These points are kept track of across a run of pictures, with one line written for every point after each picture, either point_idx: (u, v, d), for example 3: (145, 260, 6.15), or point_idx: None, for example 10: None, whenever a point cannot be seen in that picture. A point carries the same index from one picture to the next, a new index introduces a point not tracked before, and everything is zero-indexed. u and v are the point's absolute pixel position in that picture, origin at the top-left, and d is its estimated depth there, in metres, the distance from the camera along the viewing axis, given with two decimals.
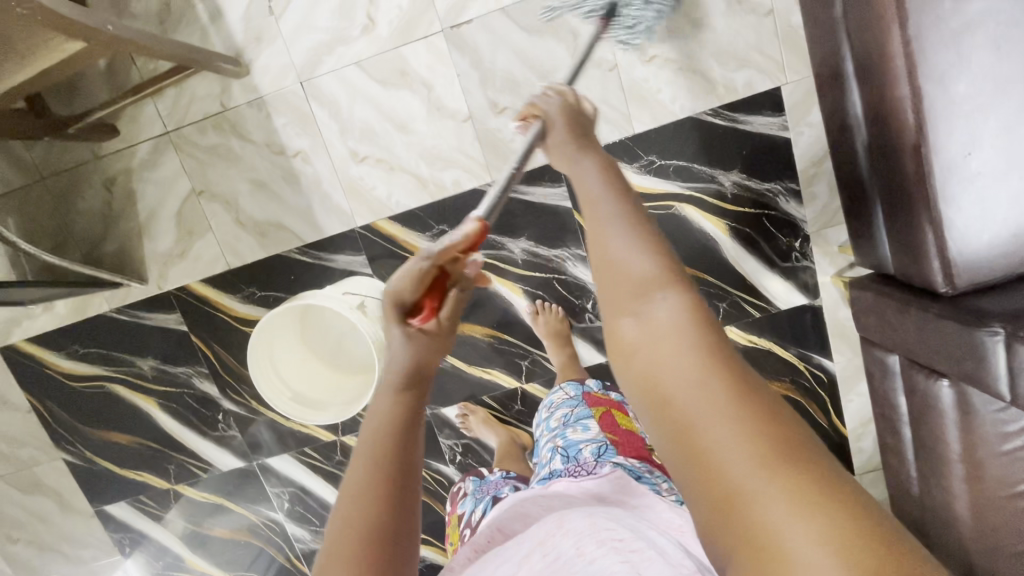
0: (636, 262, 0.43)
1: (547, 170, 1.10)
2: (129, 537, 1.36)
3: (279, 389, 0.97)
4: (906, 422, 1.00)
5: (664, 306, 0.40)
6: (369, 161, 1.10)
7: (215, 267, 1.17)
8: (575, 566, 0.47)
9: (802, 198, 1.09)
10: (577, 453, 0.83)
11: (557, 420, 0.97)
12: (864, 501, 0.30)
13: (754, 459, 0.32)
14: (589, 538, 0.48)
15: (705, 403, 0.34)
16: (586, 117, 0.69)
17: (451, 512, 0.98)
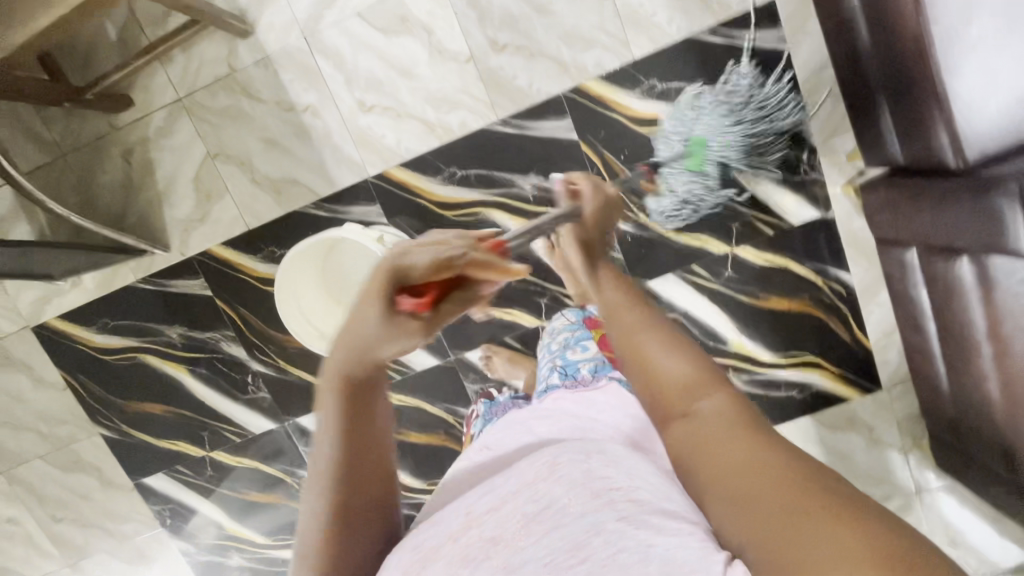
0: (666, 363, 0.48)
1: (551, 103, 1.11)
2: (169, 508, 1.38)
3: (309, 331, 1.02)
4: (929, 316, 1.00)
5: (707, 404, 0.44)
6: (376, 110, 1.12)
7: (234, 229, 1.20)
8: (566, 518, 0.45)
9: (806, 110, 1.10)
10: (575, 370, 0.84)
11: (558, 342, 0.98)
12: (885, 533, 0.31)
13: (762, 477, 0.36)
14: (583, 490, 0.46)
15: (734, 442, 0.39)
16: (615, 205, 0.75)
17: (465, 431, 1.10)
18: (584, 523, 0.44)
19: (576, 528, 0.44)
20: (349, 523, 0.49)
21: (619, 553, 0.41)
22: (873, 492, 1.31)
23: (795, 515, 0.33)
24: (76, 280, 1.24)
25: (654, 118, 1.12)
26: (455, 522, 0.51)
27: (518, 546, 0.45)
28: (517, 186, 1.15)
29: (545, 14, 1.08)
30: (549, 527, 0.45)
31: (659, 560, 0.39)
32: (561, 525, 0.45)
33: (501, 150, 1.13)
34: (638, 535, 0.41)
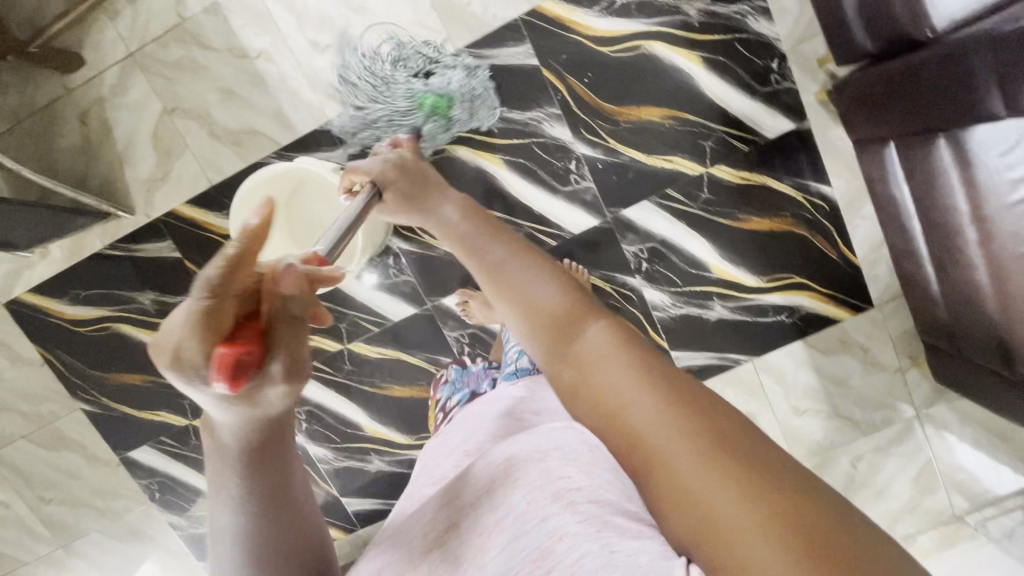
0: (558, 303, 0.49)
1: (508, 28, 1.08)
2: (157, 482, 1.36)
3: None
4: (912, 212, 0.96)
5: (600, 337, 0.46)
6: (332, 50, 1.10)
7: (197, 186, 1.17)
8: (530, 524, 0.41)
9: (772, 15, 1.07)
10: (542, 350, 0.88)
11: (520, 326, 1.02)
12: (780, 476, 0.35)
13: (683, 455, 0.36)
14: (543, 494, 0.42)
15: (642, 408, 0.39)
16: (412, 161, 0.67)
17: (432, 398, 1.07)
18: (547, 530, 0.40)
19: (539, 536, 0.40)
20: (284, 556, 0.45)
21: (580, 564, 0.37)
22: (873, 417, 1.27)
23: (710, 494, 0.34)
24: (44, 251, 1.23)
25: (616, 36, 1.08)
26: (419, 543, 0.50)
27: (481, 561, 0.43)
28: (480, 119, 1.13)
29: None
30: (509, 538, 0.42)
31: (624, 569, 0.35)
32: (522, 535, 0.41)
33: (461, 82, 1.10)
34: (598, 541, 0.37)
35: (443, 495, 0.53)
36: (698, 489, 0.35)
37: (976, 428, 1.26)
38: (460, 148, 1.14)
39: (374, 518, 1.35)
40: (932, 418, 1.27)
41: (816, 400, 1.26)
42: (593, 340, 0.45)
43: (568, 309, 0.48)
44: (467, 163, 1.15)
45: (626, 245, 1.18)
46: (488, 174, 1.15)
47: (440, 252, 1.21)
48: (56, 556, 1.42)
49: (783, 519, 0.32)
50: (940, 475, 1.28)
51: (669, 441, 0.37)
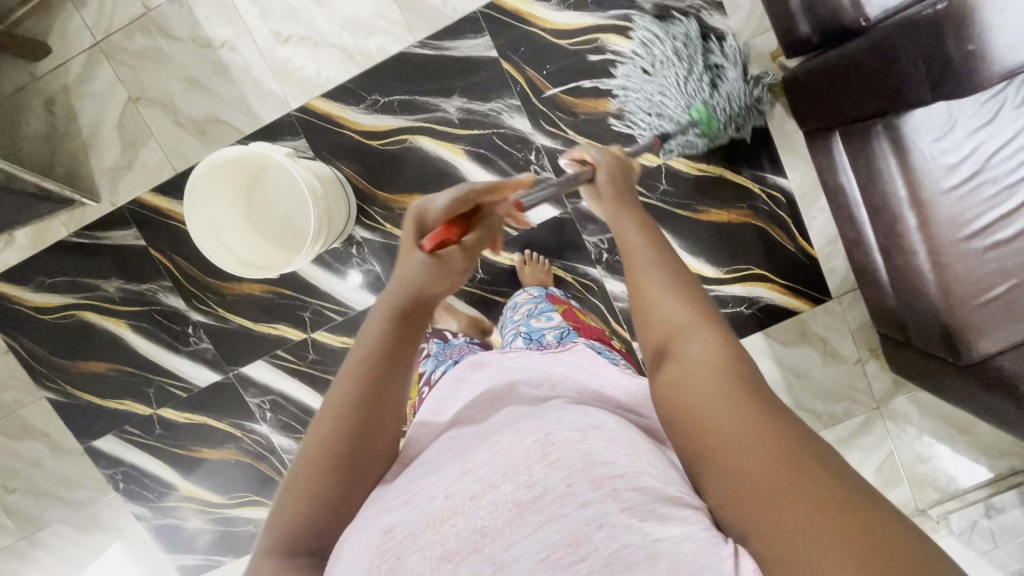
0: (673, 309, 0.48)
1: (466, 20, 1.10)
2: (121, 472, 1.36)
3: (227, 254, 1.02)
4: (859, 201, 0.98)
5: (700, 345, 0.45)
6: (294, 40, 1.12)
7: (161, 174, 1.18)
8: (568, 508, 0.43)
9: (725, 10, 1.09)
10: (541, 336, 0.91)
11: (522, 313, 1.04)
12: (863, 513, 0.35)
13: (779, 473, 0.37)
14: (582, 478, 0.44)
15: (729, 416, 0.40)
16: (629, 172, 0.74)
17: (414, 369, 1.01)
18: (586, 513, 0.43)
19: (578, 520, 0.42)
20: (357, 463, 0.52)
21: (621, 549, 0.41)
22: (834, 409, 1.28)
23: (799, 504, 0.36)
24: (9, 239, 1.23)
25: (572, 28, 1.10)
26: (435, 505, 0.47)
27: (508, 539, 0.44)
28: (441, 109, 1.14)
29: None
30: (545, 519, 0.43)
31: (667, 555, 0.40)
32: (560, 517, 0.43)
33: (423, 74, 1.13)
34: (643, 532, 0.41)
35: (463, 451, 0.52)
36: (774, 492, 0.37)
37: (937, 421, 1.27)
38: (422, 139, 1.16)
39: None
40: (893, 410, 1.27)
41: (777, 392, 1.27)
42: (698, 342, 0.45)
43: (684, 313, 0.47)
44: (428, 154, 1.16)
45: (586, 235, 1.20)
46: (449, 165, 1.17)
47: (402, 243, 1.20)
48: (19, 546, 1.41)
49: (859, 551, 0.33)
50: (900, 468, 1.28)
51: (769, 449, 0.38)
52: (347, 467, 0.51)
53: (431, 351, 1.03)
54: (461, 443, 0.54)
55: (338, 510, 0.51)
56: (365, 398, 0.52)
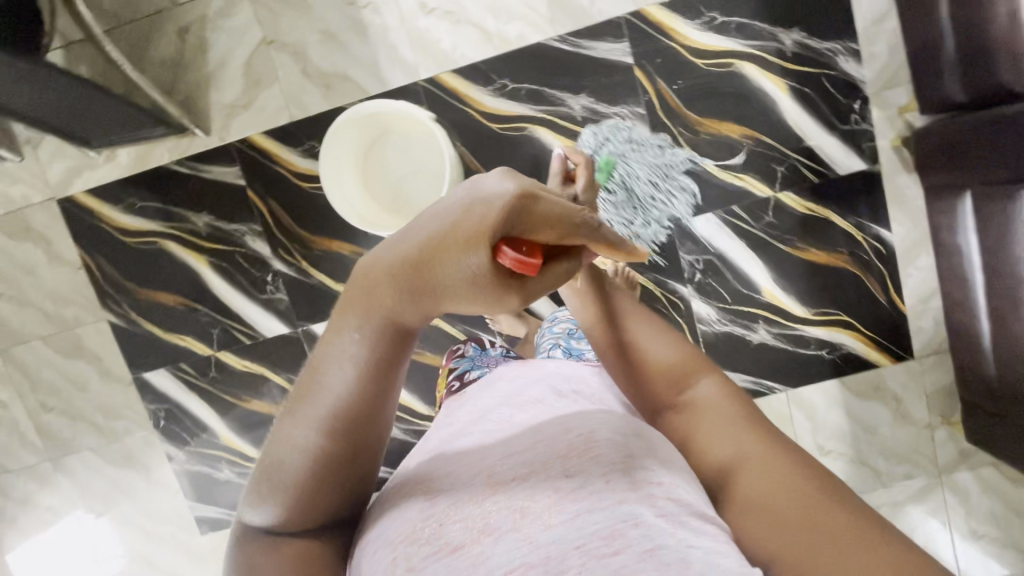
0: (669, 356, 0.66)
1: (609, 24, 1.12)
2: (165, 410, 1.32)
3: (345, 207, 1.03)
4: (977, 262, 0.99)
5: (703, 388, 0.64)
6: (437, 14, 1.14)
7: (278, 118, 1.19)
8: (606, 503, 0.50)
9: (862, 58, 1.11)
10: (581, 351, 0.86)
11: (561, 326, 0.97)
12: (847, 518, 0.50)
13: (748, 491, 0.54)
14: (623, 480, 0.52)
15: (746, 452, 0.57)
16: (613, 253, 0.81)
17: (442, 366, 0.99)
18: (620, 510, 0.50)
19: (614, 517, 0.49)
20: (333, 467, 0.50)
21: (656, 549, 0.47)
22: (895, 470, 1.26)
23: (773, 506, 0.52)
24: (111, 155, 1.23)
25: (711, 49, 1.12)
26: (479, 484, 0.53)
27: (547, 521, 0.50)
28: (565, 105, 1.15)
29: None
30: (584, 508, 0.50)
31: (697, 556, 0.47)
32: (598, 509, 0.50)
33: (555, 67, 1.14)
34: (676, 537, 0.48)
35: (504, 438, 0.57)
36: (772, 498, 0.53)
37: (997, 500, 1.25)
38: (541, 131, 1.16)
39: None
40: (954, 482, 1.26)
41: (842, 443, 1.26)
42: (707, 389, 0.63)
43: (677, 357, 0.66)
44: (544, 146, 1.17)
45: (683, 252, 1.20)
46: None
47: None
48: (43, 468, 1.37)
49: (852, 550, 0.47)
50: (954, 542, 1.26)
51: (752, 470, 0.55)
52: (339, 445, 0.49)
53: (465, 351, 1.01)
54: (479, 437, 0.59)
55: (319, 487, 0.51)
56: (373, 380, 0.48)
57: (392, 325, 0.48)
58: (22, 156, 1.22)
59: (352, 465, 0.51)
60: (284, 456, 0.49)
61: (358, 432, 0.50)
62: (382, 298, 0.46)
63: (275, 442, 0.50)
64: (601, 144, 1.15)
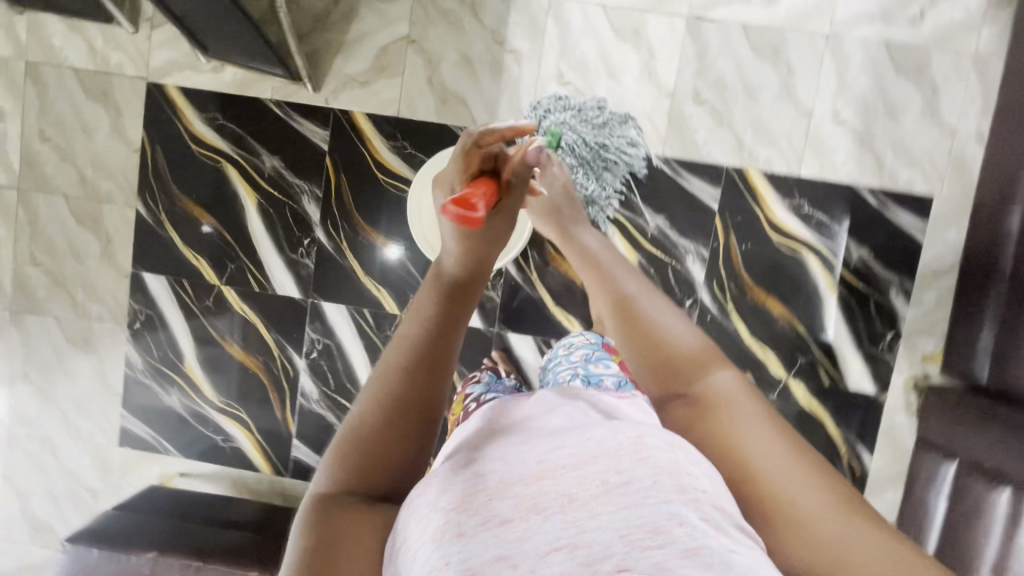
0: (682, 339, 0.59)
1: (711, 168, 1.18)
2: (146, 314, 1.30)
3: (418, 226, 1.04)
4: (937, 528, 1.04)
5: (721, 377, 0.57)
6: (569, 88, 1.19)
7: (385, 109, 1.22)
8: (647, 500, 0.39)
9: (911, 299, 1.19)
10: (598, 380, 0.80)
11: (578, 354, 0.91)
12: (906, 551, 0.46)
13: (780, 507, 0.47)
14: (670, 479, 0.40)
15: (792, 471, 0.49)
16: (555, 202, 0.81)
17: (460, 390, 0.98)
18: (669, 512, 0.39)
19: (658, 513, 0.39)
20: (404, 431, 0.47)
21: (700, 550, 0.37)
22: None
23: (832, 540, 0.46)
24: (218, 68, 1.24)
25: (788, 230, 1.19)
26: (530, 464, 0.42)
27: (598, 510, 0.39)
28: (642, 218, 1.21)
29: (752, 98, 1.16)
30: (625, 504, 0.39)
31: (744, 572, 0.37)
32: (640, 505, 0.39)
33: (649, 182, 1.20)
34: (719, 541, 0.38)
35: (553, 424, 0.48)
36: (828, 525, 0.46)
37: None
38: (611, 229, 1.22)
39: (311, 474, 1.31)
40: None
41: None
42: (722, 385, 0.56)
43: (699, 349, 0.58)
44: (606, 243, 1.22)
45: None
46: None
47: (534, 296, 1.23)
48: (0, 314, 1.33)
49: None
50: None
51: (791, 492, 0.48)
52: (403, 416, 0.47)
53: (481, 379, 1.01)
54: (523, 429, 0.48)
55: (391, 459, 0.47)
56: (440, 332, 0.48)
57: (442, 287, 0.49)
58: (137, 30, 1.23)
59: (412, 445, 0.47)
60: (359, 429, 0.47)
61: (417, 404, 0.47)
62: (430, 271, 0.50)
63: (348, 433, 0.47)
64: (539, 121, 1.17)
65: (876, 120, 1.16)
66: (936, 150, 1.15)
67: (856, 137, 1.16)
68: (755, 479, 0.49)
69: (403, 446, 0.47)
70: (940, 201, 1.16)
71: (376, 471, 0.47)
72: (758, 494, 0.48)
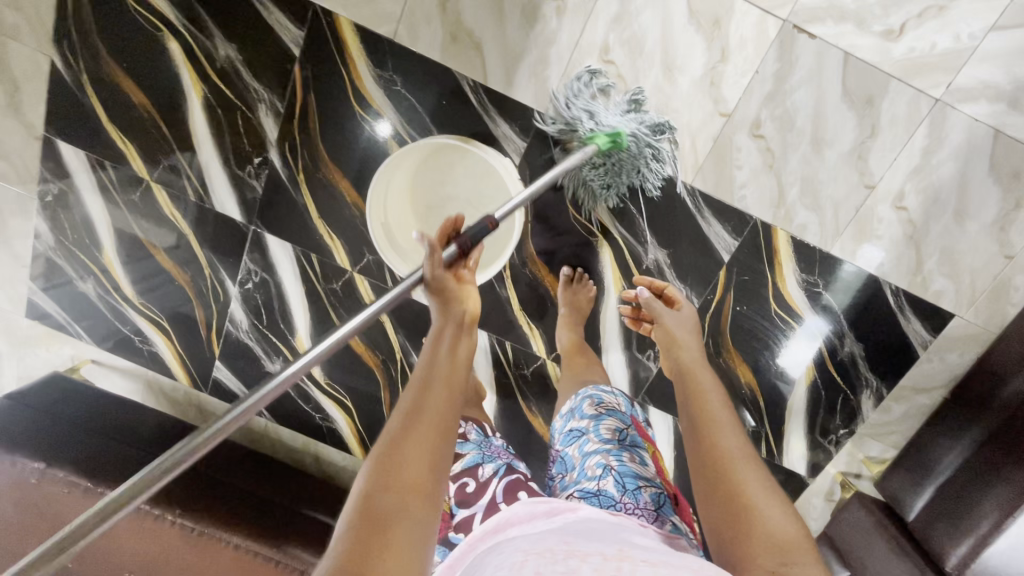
0: (774, 511, 0.57)
1: (738, 214, 1.02)
2: (61, 188, 1.12)
3: (378, 212, 0.91)
4: None
5: (782, 519, 0.56)
6: (611, 69, 0.95)
7: (381, 25, 0.96)
8: None
9: (879, 404, 1.13)
10: (637, 490, 0.73)
11: (609, 431, 0.83)
12: None
13: None
14: None
15: None
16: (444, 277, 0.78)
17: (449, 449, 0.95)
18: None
19: None
20: (427, 457, 0.53)
21: None
22: None
23: None
24: None
25: (790, 305, 1.07)
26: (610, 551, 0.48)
27: None
28: (642, 247, 1.05)
29: (816, 149, 0.97)
30: None
31: None
32: None
33: (664, 208, 1.03)
34: None
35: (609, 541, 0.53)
36: None
37: None
38: (602, 248, 1.07)
39: (228, 396, 1.26)
40: None
41: None
42: (763, 526, 0.55)
43: (783, 519, 0.56)
44: (594, 261, 1.08)
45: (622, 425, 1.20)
46: (600, 285, 1.09)
47: (501, 294, 1.12)
48: None
49: None
50: None
51: None
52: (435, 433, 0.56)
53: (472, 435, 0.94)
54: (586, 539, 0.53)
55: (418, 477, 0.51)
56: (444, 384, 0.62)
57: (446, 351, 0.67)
58: None
59: (429, 462, 0.53)
60: (399, 452, 0.52)
61: (434, 430, 0.56)
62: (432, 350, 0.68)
63: (380, 456, 0.53)
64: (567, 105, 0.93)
65: (938, 217, 0.99)
66: (983, 269, 1.02)
67: (908, 228, 1.00)
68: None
69: (422, 463, 0.53)
70: (958, 322, 1.05)
71: (399, 487, 0.50)
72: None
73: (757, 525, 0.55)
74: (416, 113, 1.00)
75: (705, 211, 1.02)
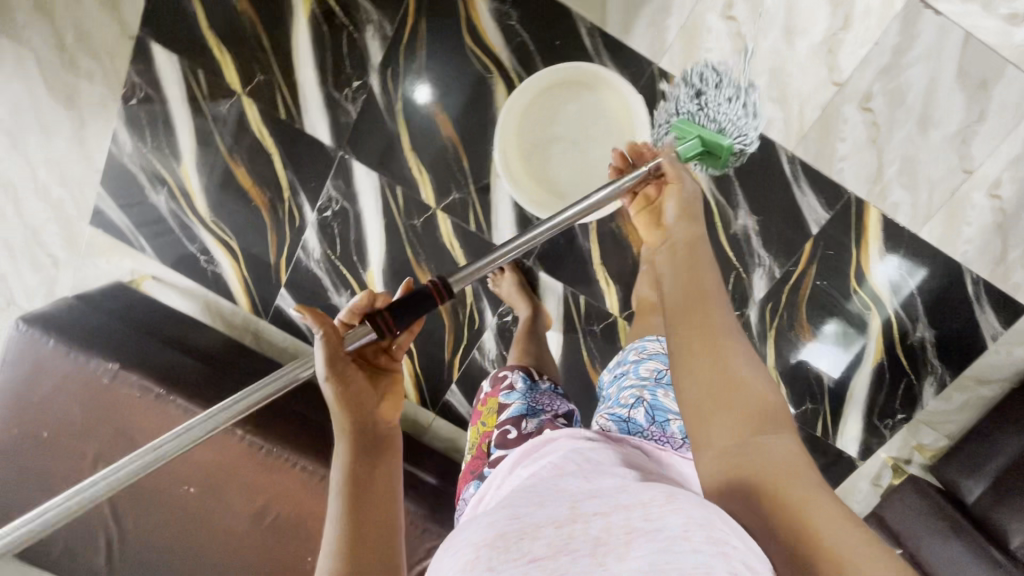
0: (754, 375, 0.54)
1: (835, 186, 1.02)
2: (147, 93, 1.09)
3: (511, 116, 0.93)
4: None
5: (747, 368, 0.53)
6: (731, 26, 0.95)
7: None
8: (676, 544, 0.37)
9: (940, 393, 1.16)
10: (665, 421, 0.74)
11: (648, 370, 0.84)
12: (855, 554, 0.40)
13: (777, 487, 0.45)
14: (702, 530, 0.38)
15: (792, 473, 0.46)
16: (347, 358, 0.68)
17: (489, 393, 0.91)
18: (696, 561, 0.36)
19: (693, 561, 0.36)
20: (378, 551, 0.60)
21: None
22: None
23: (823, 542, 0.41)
24: None
25: (871, 283, 1.09)
26: (562, 510, 0.43)
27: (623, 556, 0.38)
28: (733, 211, 1.06)
29: (921, 129, 0.98)
30: (658, 551, 0.37)
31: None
32: (671, 550, 0.37)
33: (762, 174, 1.03)
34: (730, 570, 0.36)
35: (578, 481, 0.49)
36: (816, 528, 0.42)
37: None
38: None
39: (289, 326, 1.24)
40: None
41: None
42: (723, 430, 0.50)
43: (742, 365, 0.54)
44: None
45: None
46: None
47: (584, 246, 1.13)
48: None
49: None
50: None
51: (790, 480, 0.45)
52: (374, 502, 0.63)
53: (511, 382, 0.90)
54: (550, 486, 0.48)
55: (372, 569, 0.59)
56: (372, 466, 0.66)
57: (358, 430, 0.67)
58: None
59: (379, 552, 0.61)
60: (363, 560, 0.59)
61: (380, 522, 0.63)
62: (341, 448, 0.67)
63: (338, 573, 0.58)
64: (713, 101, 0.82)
65: None
66: None
67: (999, 218, 1.02)
68: (779, 486, 0.45)
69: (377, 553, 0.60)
70: None
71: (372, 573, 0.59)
72: (776, 508, 0.44)
73: (738, 423, 0.50)
74: (527, 51, 1.00)
75: (803, 180, 1.02)
